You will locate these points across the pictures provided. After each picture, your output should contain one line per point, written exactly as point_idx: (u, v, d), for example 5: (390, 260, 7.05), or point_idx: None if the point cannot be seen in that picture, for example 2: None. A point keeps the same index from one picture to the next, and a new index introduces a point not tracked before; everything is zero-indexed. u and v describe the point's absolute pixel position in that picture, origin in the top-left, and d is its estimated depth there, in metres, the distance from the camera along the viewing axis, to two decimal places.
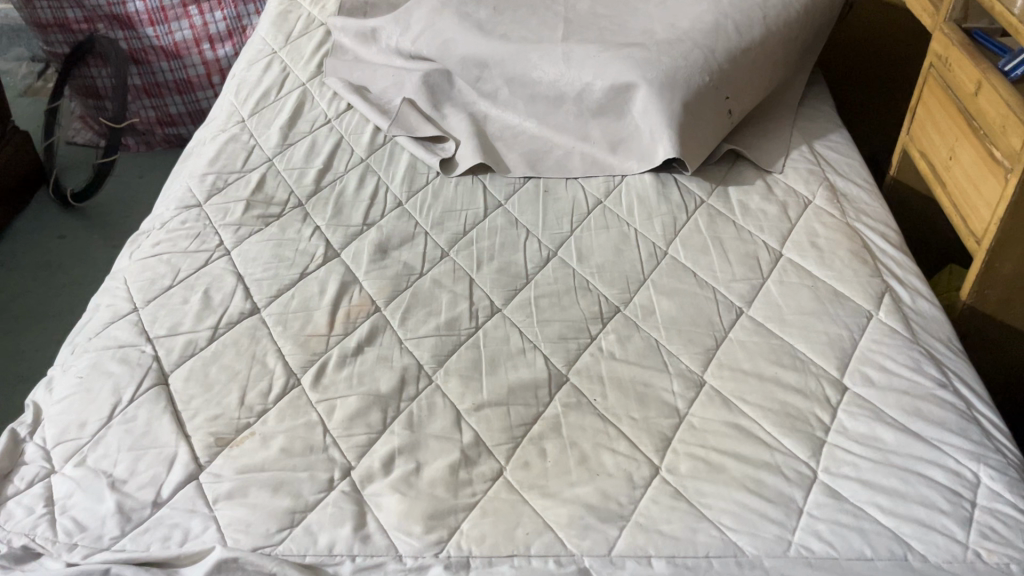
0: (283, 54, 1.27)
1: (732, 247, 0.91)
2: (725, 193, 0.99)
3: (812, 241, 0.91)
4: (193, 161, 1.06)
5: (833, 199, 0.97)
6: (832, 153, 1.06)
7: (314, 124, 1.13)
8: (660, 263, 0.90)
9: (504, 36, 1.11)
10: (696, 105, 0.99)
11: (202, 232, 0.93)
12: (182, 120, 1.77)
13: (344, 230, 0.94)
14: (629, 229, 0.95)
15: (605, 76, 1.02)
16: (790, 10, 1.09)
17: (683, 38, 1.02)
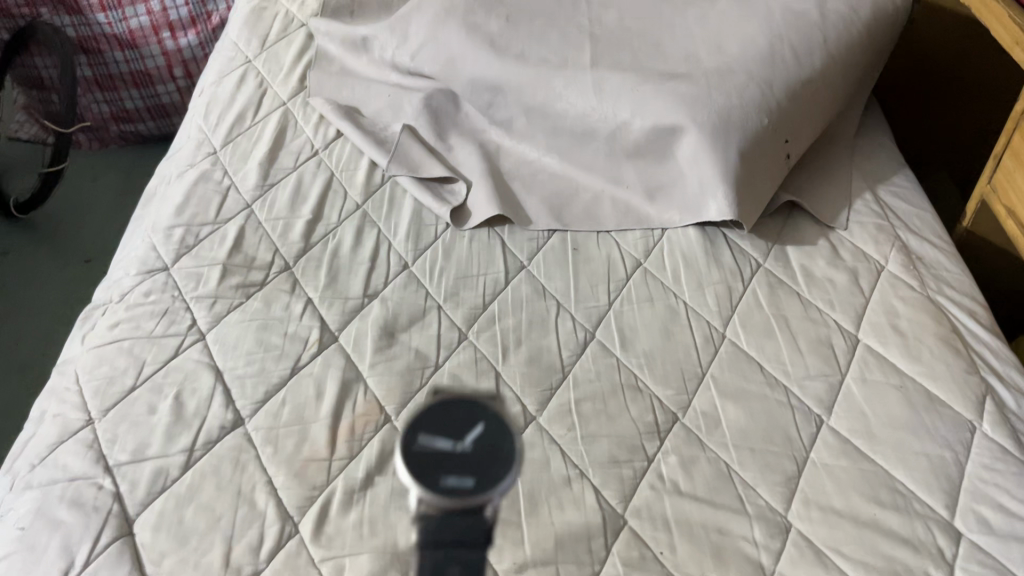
0: (259, 63, 1.10)
1: (801, 330, 0.78)
2: (784, 255, 0.85)
3: (892, 323, 0.78)
4: (156, 206, 0.90)
5: (909, 264, 0.84)
6: (899, 201, 0.92)
7: (298, 158, 0.96)
8: (719, 351, 0.76)
9: (520, 55, 0.95)
10: (754, 153, 0.84)
11: (170, 308, 0.78)
12: (139, 115, 1.57)
13: (342, 305, 0.79)
14: (677, 303, 0.81)
15: (644, 115, 0.87)
16: (853, 30, 0.94)
17: (735, 69, 0.87)
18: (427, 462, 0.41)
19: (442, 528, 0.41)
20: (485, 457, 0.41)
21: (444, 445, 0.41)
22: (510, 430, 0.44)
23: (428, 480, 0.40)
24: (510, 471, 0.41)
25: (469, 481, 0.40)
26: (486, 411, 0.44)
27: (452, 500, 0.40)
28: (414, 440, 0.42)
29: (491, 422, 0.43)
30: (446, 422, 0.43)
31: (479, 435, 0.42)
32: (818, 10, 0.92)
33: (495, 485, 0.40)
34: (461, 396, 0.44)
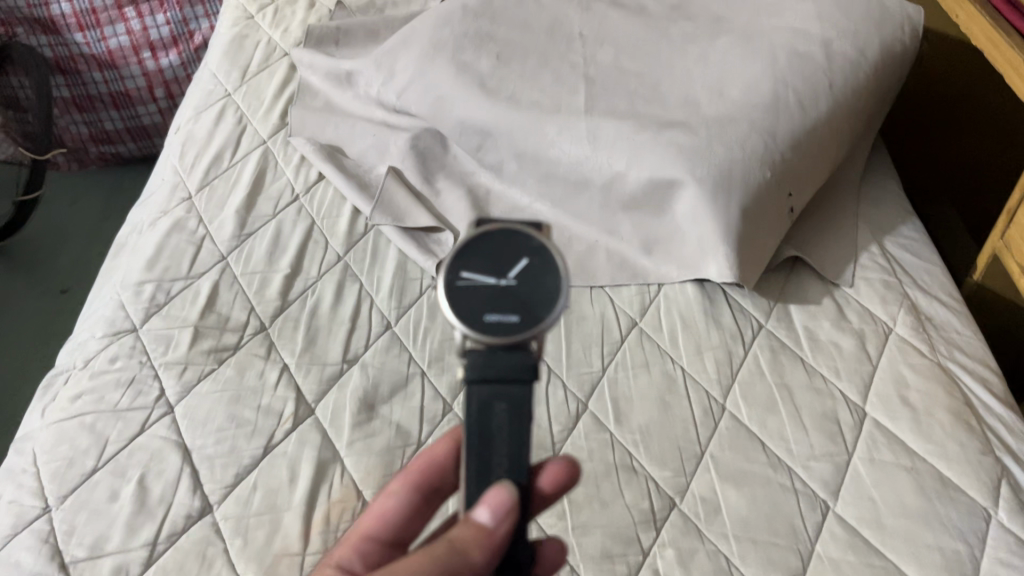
0: (239, 97, 1.05)
1: (806, 402, 0.73)
2: (788, 315, 0.81)
3: (902, 395, 0.74)
4: (126, 258, 0.85)
5: (918, 326, 0.79)
6: (908, 253, 0.87)
7: (278, 204, 0.92)
8: (719, 426, 0.72)
9: (511, 97, 0.91)
10: (757, 209, 0.79)
11: (137, 376, 0.74)
12: (120, 136, 1.52)
13: (320, 371, 0.75)
14: (675, 369, 0.76)
15: (641, 167, 0.82)
16: (859, 74, 0.90)
17: (737, 118, 0.82)
18: (473, 298, 0.45)
19: (488, 361, 0.46)
20: (527, 289, 0.45)
21: (488, 283, 0.46)
22: (552, 258, 0.47)
23: (475, 310, 0.45)
24: (556, 300, 0.45)
25: (513, 317, 0.45)
26: (531, 240, 0.47)
27: (499, 335, 0.45)
28: (460, 273, 0.46)
29: (534, 255, 0.47)
30: (490, 254, 0.47)
31: (522, 265, 0.46)
32: (822, 53, 0.89)
33: (537, 320, 0.45)
34: (504, 230, 0.47)
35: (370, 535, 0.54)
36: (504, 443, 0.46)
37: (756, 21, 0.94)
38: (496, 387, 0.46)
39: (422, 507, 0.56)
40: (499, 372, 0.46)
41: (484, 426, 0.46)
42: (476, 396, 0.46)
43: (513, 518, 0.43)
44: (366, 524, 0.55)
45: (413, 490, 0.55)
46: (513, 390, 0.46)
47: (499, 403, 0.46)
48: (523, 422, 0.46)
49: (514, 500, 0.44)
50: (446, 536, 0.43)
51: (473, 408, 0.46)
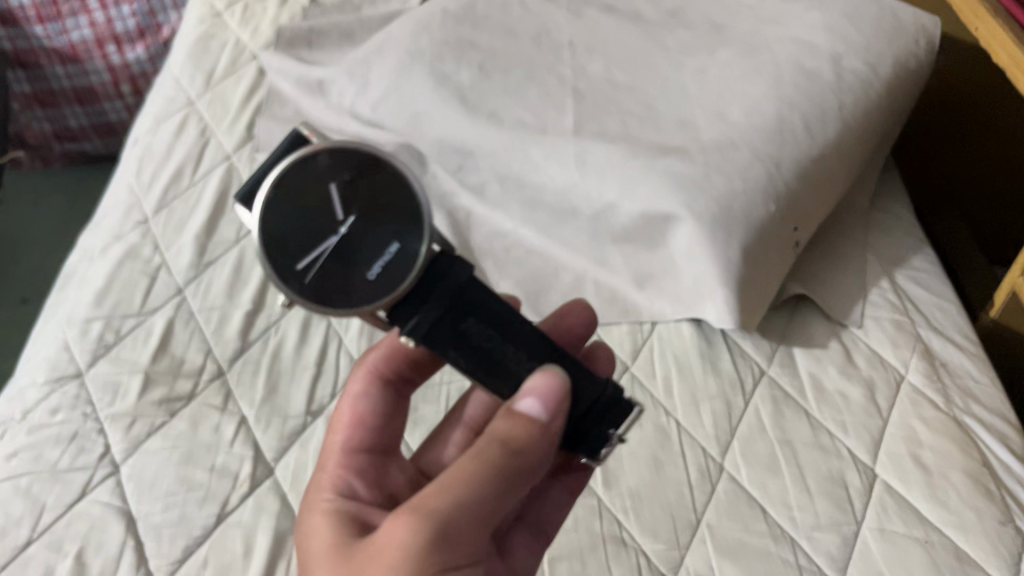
0: (202, 105, 0.97)
1: (811, 462, 0.68)
2: (792, 360, 0.75)
3: (915, 454, 0.68)
4: (74, 290, 0.78)
5: (933, 373, 0.73)
6: (920, 288, 0.81)
7: (241, 228, 0.85)
8: (716, 490, 0.66)
9: (493, 113, 0.84)
10: (760, 246, 0.72)
11: (80, 431, 0.67)
12: (85, 133, 1.44)
13: (281, 425, 0.68)
14: (670, 422, 0.70)
15: (634, 198, 0.75)
16: (871, 93, 0.83)
17: (738, 144, 0.75)
18: (339, 269, 0.41)
19: (430, 311, 0.43)
20: (372, 214, 0.42)
21: (333, 244, 0.41)
22: (354, 162, 0.42)
23: (355, 275, 0.41)
24: (405, 194, 0.43)
25: (394, 246, 0.42)
26: (317, 161, 0.42)
27: (399, 270, 0.42)
28: (300, 265, 0.41)
29: (340, 174, 0.42)
30: (304, 213, 0.41)
31: (338, 196, 0.42)
32: (831, 69, 0.82)
33: (413, 223, 0.42)
34: (279, 182, 0.41)
35: (354, 447, 0.50)
36: (509, 343, 0.45)
37: (758, 30, 0.87)
38: (457, 314, 0.44)
39: (391, 400, 0.53)
40: (439, 307, 0.43)
41: (482, 358, 0.44)
42: (452, 345, 0.43)
43: (563, 408, 0.43)
44: (341, 432, 0.51)
45: (377, 384, 0.53)
46: (472, 297, 0.44)
47: (469, 322, 0.44)
48: (510, 319, 0.45)
49: (558, 378, 0.43)
50: (489, 433, 0.42)
51: (464, 358, 0.43)
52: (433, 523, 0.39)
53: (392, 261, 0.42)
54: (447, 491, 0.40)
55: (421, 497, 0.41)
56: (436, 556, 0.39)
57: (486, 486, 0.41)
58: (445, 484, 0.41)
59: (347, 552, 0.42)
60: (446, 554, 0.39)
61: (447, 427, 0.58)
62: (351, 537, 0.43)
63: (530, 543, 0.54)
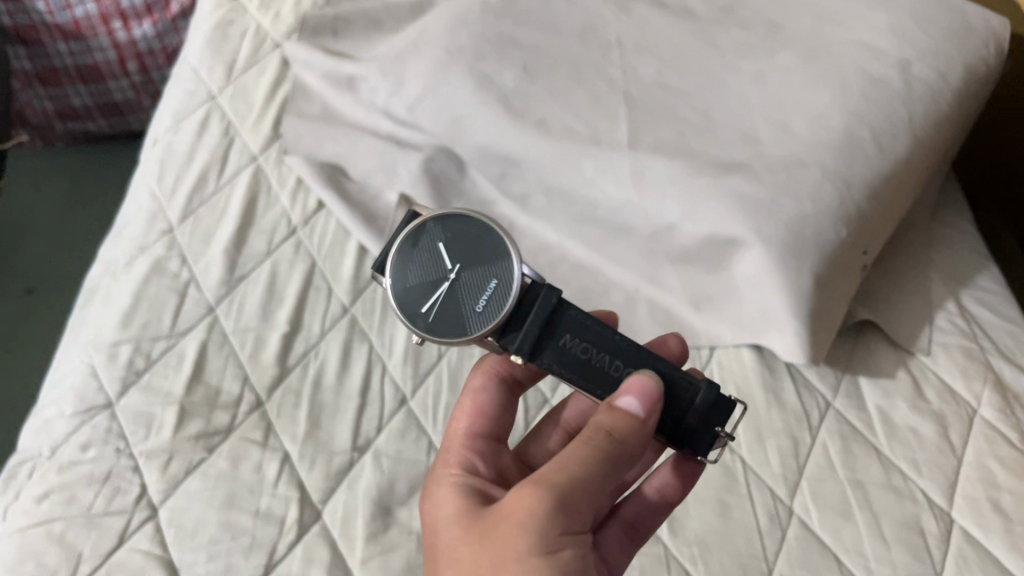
0: (225, 100, 0.92)
1: (884, 507, 0.65)
2: (858, 391, 0.72)
3: (994, 499, 0.64)
4: (99, 309, 0.74)
5: (1008, 407, 0.70)
6: (989, 311, 0.76)
7: (272, 239, 0.80)
8: (787, 536, 0.63)
9: (541, 121, 0.78)
10: (830, 273, 0.68)
11: (113, 469, 0.63)
12: (88, 113, 1.37)
13: (327, 463, 0.65)
14: (734, 460, 0.67)
15: (695, 220, 0.71)
16: (941, 103, 0.75)
17: (807, 161, 0.70)
18: (452, 308, 0.48)
19: (528, 334, 0.48)
20: (473, 256, 0.49)
21: (443, 290, 0.49)
22: (453, 222, 0.50)
23: (466, 309, 0.48)
24: (494, 235, 0.49)
25: (491, 282, 0.48)
26: (427, 229, 0.50)
27: (498, 301, 0.48)
28: (423, 308, 0.49)
29: (445, 234, 0.50)
30: (420, 270, 0.50)
31: (444, 252, 0.50)
32: (895, 80, 0.73)
33: (505, 258, 0.48)
34: (399, 249, 0.51)
35: (476, 433, 0.52)
36: (603, 350, 0.49)
37: (819, 31, 0.78)
38: (553, 332, 0.49)
39: (509, 398, 0.55)
40: (536, 326, 0.48)
41: (577, 364, 0.48)
42: (550, 355, 0.48)
43: (659, 403, 0.45)
44: (462, 422, 0.53)
45: (496, 384, 0.55)
46: (567, 313, 0.49)
47: (565, 337, 0.49)
48: (603, 333, 0.49)
49: (653, 377, 0.45)
50: (594, 422, 0.44)
51: (561, 366, 0.48)
52: (557, 490, 0.41)
53: (492, 295, 0.48)
54: (565, 465, 0.42)
55: (541, 469, 0.42)
56: (563, 519, 0.41)
57: (600, 459, 0.42)
58: (563, 459, 0.43)
59: (475, 518, 0.44)
60: (566, 521, 0.41)
61: (545, 427, 0.60)
62: (477, 507, 0.45)
63: (622, 538, 0.55)
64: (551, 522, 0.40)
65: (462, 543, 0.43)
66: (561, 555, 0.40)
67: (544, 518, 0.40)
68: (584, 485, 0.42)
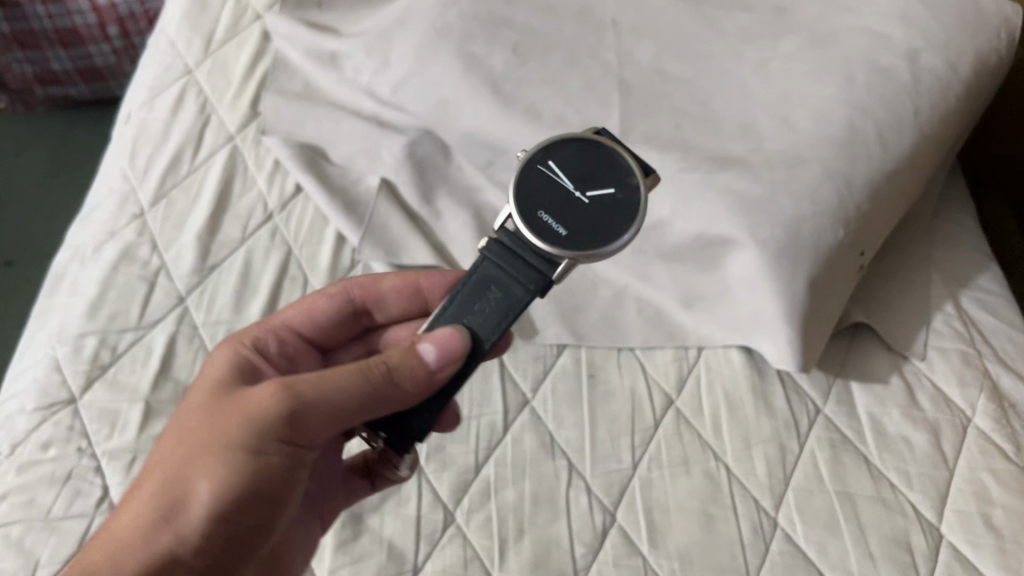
0: (202, 74, 0.88)
1: (872, 520, 0.62)
2: (850, 397, 0.69)
3: (986, 514, 0.62)
4: (64, 296, 0.71)
5: (1004, 417, 0.67)
6: (989, 315, 0.74)
7: (248, 226, 0.77)
8: (770, 550, 0.61)
9: (530, 108, 0.74)
10: (825, 278, 0.65)
11: (75, 470, 0.61)
12: (69, 78, 1.32)
13: None
14: (718, 467, 0.65)
15: (688, 218, 0.68)
16: (950, 95, 0.69)
17: (806, 158, 0.66)
18: (544, 190, 0.48)
19: (515, 250, 0.48)
20: (591, 213, 0.47)
21: (564, 188, 0.47)
22: (638, 216, 0.46)
23: (534, 197, 0.47)
24: (601, 236, 0.46)
25: (560, 228, 0.46)
26: (629, 183, 0.47)
27: (540, 234, 0.46)
28: (553, 161, 0.49)
29: (619, 195, 0.47)
30: (585, 164, 0.48)
31: (600, 194, 0.47)
32: (905, 71, 0.68)
33: (572, 243, 0.46)
34: (625, 162, 0.48)
35: (287, 327, 0.56)
36: (481, 313, 0.48)
37: (827, 18, 0.72)
38: (505, 279, 0.48)
39: (351, 314, 0.59)
40: (519, 269, 0.48)
41: (478, 290, 0.49)
42: (484, 269, 0.49)
43: (454, 366, 0.45)
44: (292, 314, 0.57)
45: (342, 300, 0.58)
46: (521, 289, 0.48)
47: (493, 291, 0.48)
48: (505, 314, 0.48)
49: (461, 350, 0.45)
50: (382, 355, 0.44)
51: (475, 279, 0.49)
52: (298, 398, 0.42)
53: (548, 229, 0.47)
54: (322, 378, 0.42)
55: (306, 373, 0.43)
56: (285, 429, 0.42)
57: (357, 393, 0.43)
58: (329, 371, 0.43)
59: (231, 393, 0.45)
60: (292, 432, 0.42)
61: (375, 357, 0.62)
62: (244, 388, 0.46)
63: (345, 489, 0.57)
64: (274, 422, 0.42)
65: (202, 410, 0.44)
66: (264, 455, 0.42)
67: (272, 416, 0.42)
68: (329, 407, 0.42)
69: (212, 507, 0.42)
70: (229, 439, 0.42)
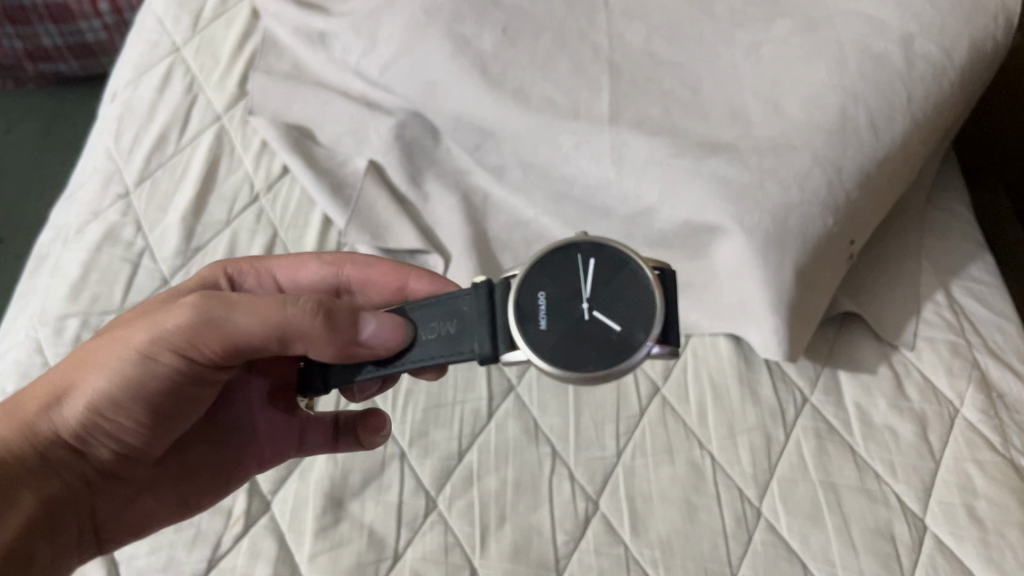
0: (190, 53, 0.87)
1: (856, 511, 0.62)
2: (837, 387, 0.69)
3: (970, 506, 0.62)
4: (47, 277, 0.71)
5: (992, 408, 0.67)
6: (979, 305, 0.73)
7: (233, 208, 0.77)
8: (752, 542, 0.61)
9: (519, 90, 0.73)
10: (812, 267, 0.64)
11: None
12: (60, 54, 1.30)
13: None
14: (703, 457, 0.65)
15: (676, 205, 0.67)
16: (944, 83, 0.67)
17: (796, 144, 0.65)
18: (564, 278, 0.44)
19: (487, 309, 0.46)
20: (575, 332, 0.42)
21: (579, 292, 0.43)
22: (608, 368, 0.41)
23: (547, 281, 0.44)
24: (559, 364, 0.41)
25: (541, 321, 0.43)
26: (637, 336, 0.41)
27: (524, 312, 0.44)
28: (595, 260, 0.44)
29: (616, 340, 0.41)
30: (616, 284, 0.43)
31: (597, 324, 0.42)
32: (902, 54, 0.66)
33: (534, 342, 0.42)
34: (653, 307, 0.41)
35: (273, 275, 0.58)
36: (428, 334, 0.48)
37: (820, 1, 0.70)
38: (464, 321, 0.47)
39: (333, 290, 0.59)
40: (478, 321, 0.46)
41: (442, 317, 0.48)
42: (457, 304, 0.48)
43: (379, 332, 0.46)
44: (280, 266, 0.58)
45: (329, 273, 0.59)
46: (468, 338, 0.46)
47: (451, 324, 0.48)
48: (447, 359, 0.47)
49: (389, 343, 0.47)
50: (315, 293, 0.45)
51: (447, 302, 0.48)
52: (200, 319, 0.44)
53: (531, 313, 0.43)
54: (240, 302, 0.44)
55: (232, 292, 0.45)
56: (181, 341, 0.45)
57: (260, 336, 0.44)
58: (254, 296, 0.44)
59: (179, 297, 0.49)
60: (197, 340, 0.45)
61: None
62: None
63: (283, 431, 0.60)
64: (174, 333, 0.45)
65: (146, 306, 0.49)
66: (157, 359, 0.46)
67: (173, 326, 0.45)
68: (229, 336, 0.45)
69: (102, 392, 0.47)
70: (134, 337, 0.46)
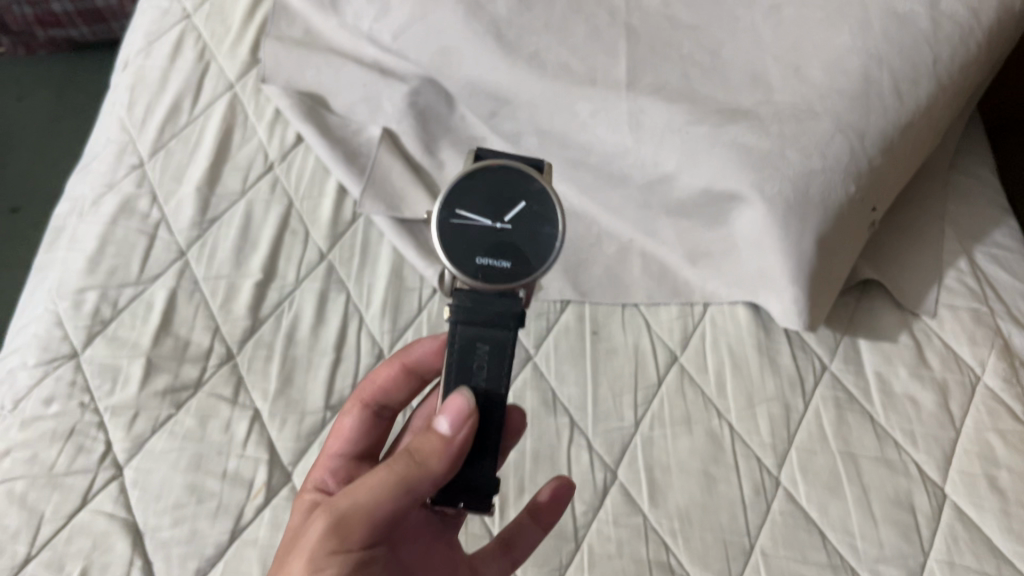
0: (201, 20, 0.86)
1: (875, 481, 0.62)
2: (857, 356, 0.68)
3: (990, 476, 0.62)
4: (63, 250, 0.71)
5: (1015, 376, 0.66)
6: (1003, 271, 0.72)
7: (247, 179, 0.77)
8: (771, 512, 0.61)
9: (534, 56, 0.71)
10: (834, 235, 0.64)
11: (78, 425, 0.62)
12: (70, 20, 1.29)
13: (299, 421, 0.64)
14: (720, 426, 0.65)
15: (694, 173, 0.66)
16: (972, 43, 0.65)
17: (817, 110, 0.63)
18: (464, 245, 0.45)
19: (476, 304, 0.46)
20: (523, 235, 0.46)
21: (484, 225, 0.45)
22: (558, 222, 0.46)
23: (463, 255, 0.45)
24: (545, 251, 0.46)
25: (504, 262, 0.45)
26: (533, 186, 0.46)
27: (493, 280, 0.45)
28: (463, 210, 0.46)
29: (533, 204, 0.46)
30: (489, 195, 0.46)
31: (517, 212, 0.46)
32: (928, 15, 0.64)
33: (526, 276, 0.45)
34: (518, 168, 0.46)
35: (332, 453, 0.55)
36: (479, 374, 0.47)
37: None
38: (483, 332, 0.47)
39: (378, 421, 0.56)
40: (491, 316, 0.46)
41: (467, 357, 0.47)
42: (461, 336, 0.46)
43: (474, 426, 0.42)
44: (332, 444, 0.55)
45: (361, 409, 0.56)
46: (497, 333, 0.47)
47: (482, 346, 0.47)
48: (506, 361, 0.47)
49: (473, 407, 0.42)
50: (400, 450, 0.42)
51: (456, 346, 0.46)
52: (332, 516, 0.40)
53: (495, 271, 0.45)
54: (354, 489, 0.41)
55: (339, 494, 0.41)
56: (330, 544, 0.39)
57: (391, 489, 0.40)
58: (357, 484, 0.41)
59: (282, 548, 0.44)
60: (344, 540, 0.40)
61: None
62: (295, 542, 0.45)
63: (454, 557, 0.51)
64: (318, 549, 0.39)
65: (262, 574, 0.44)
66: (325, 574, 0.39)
67: (311, 547, 0.40)
68: (368, 516, 0.40)
69: None
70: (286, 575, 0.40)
